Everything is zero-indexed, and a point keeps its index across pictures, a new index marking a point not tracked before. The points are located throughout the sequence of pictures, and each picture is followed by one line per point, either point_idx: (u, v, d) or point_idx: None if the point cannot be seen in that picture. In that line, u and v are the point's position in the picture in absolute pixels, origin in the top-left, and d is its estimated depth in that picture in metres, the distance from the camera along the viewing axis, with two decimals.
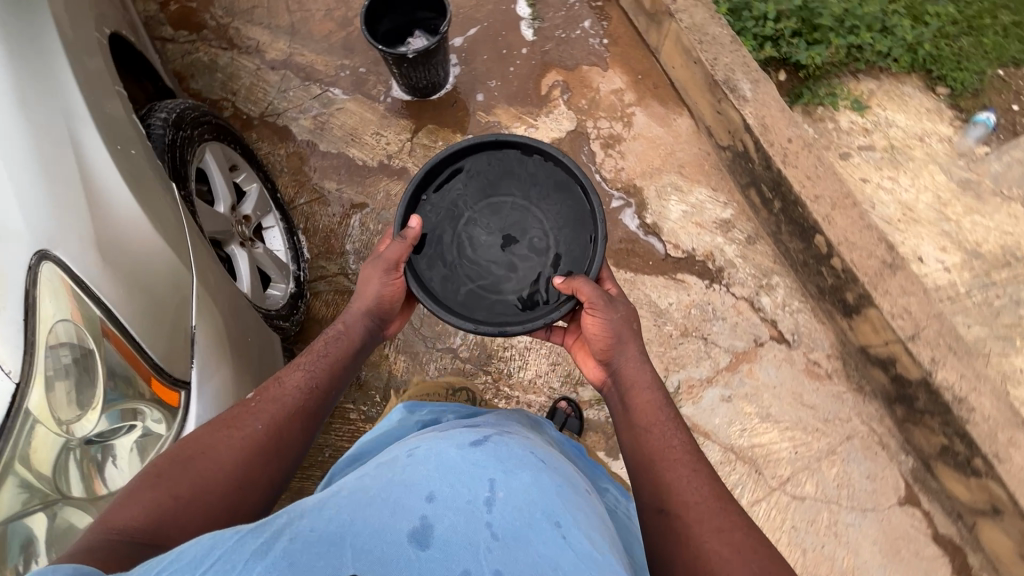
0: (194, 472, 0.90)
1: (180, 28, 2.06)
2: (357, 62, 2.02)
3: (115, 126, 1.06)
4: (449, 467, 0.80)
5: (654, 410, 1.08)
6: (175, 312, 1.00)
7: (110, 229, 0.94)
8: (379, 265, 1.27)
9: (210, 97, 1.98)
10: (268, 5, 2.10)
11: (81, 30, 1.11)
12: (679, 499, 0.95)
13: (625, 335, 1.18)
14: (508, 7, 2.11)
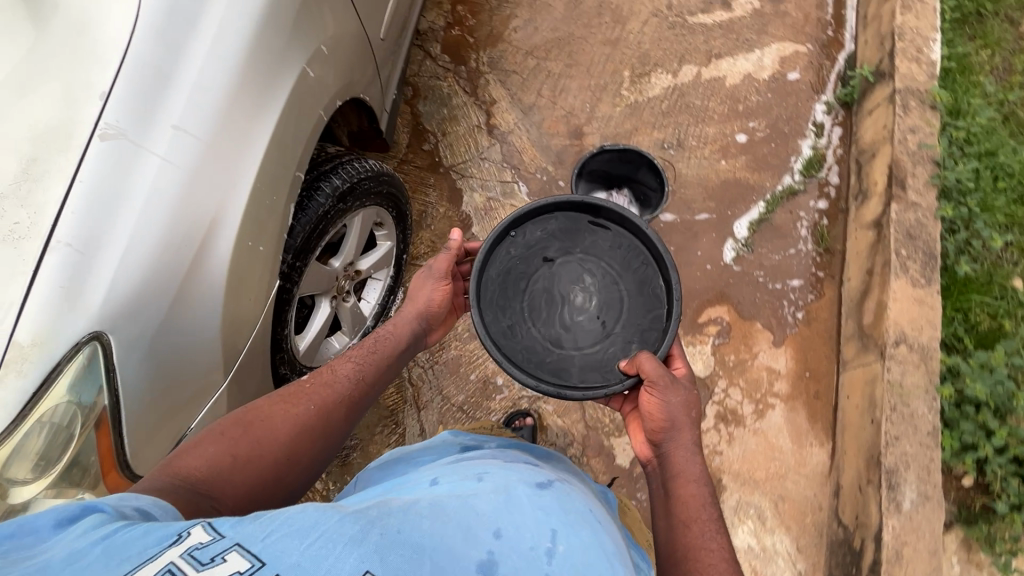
0: (253, 437, 0.84)
1: (446, 52, 2.16)
2: (558, 174, 1.98)
3: (279, 195, 0.94)
4: (515, 510, 0.73)
5: (698, 506, 0.95)
6: (180, 417, 0.85)
7: (182, 315, 0.82)
8: (424, 274, 1.19)
9: (424, 124, 2.05)
10: (526, 76, 2.12)
11: (324, 82, 1.02)
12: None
13: (676, 412, 1.04)
14: (728, 213, 1.92)
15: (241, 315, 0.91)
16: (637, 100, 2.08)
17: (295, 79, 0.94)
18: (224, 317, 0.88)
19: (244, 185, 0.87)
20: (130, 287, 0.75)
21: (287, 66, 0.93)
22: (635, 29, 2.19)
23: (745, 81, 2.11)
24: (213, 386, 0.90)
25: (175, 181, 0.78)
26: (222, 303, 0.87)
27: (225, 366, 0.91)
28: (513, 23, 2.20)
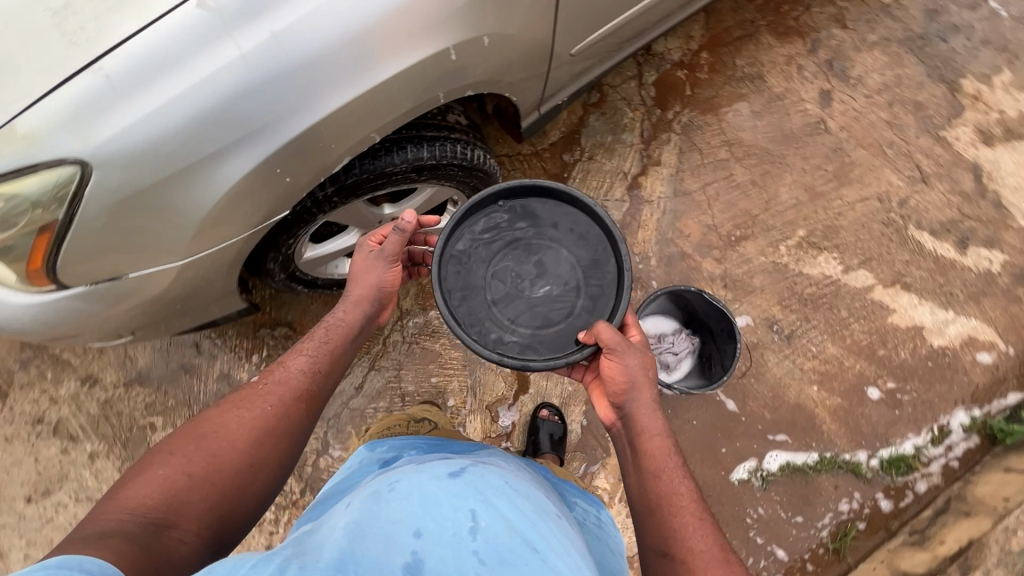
0: (207, 450, 0.83)
1: (655, 87, 1.98)
2: (655, 273, 1.80)
3: (337, 143, 0.93)
4: (434, 501, 0.73)
5: (662, 454, 0.92)
6: (117, 263, 0.87)
7: (171, 191, 0.82)
8: (374, 256, 1.09)
9: (582, 137, 1.91)
10: (705, 164, 1.91)
11: (459, 73, 0.99)
12: (691, 551, 0.82)
13: (635, 371, 0.98)
14: (775, 437, 1.66)
15: (233, 218, 0.91)
16: (786, 264, 1.81)
17: (426, 57, 0.91)
18: (213, 213, 0.88)
19: (304, 120, 0.85)
20: (139, 141, 0.77)
21: (426, 41, 0.90)
22: (845, 198, 1.89)
23: (911, 330, 1.77)
24: (165, 257, 0.90)
25: (237, 80, 0.79)
26: (218, 201, 0.87)
27: (188, 251, 0.91)
28: (737, 106, 1.98)
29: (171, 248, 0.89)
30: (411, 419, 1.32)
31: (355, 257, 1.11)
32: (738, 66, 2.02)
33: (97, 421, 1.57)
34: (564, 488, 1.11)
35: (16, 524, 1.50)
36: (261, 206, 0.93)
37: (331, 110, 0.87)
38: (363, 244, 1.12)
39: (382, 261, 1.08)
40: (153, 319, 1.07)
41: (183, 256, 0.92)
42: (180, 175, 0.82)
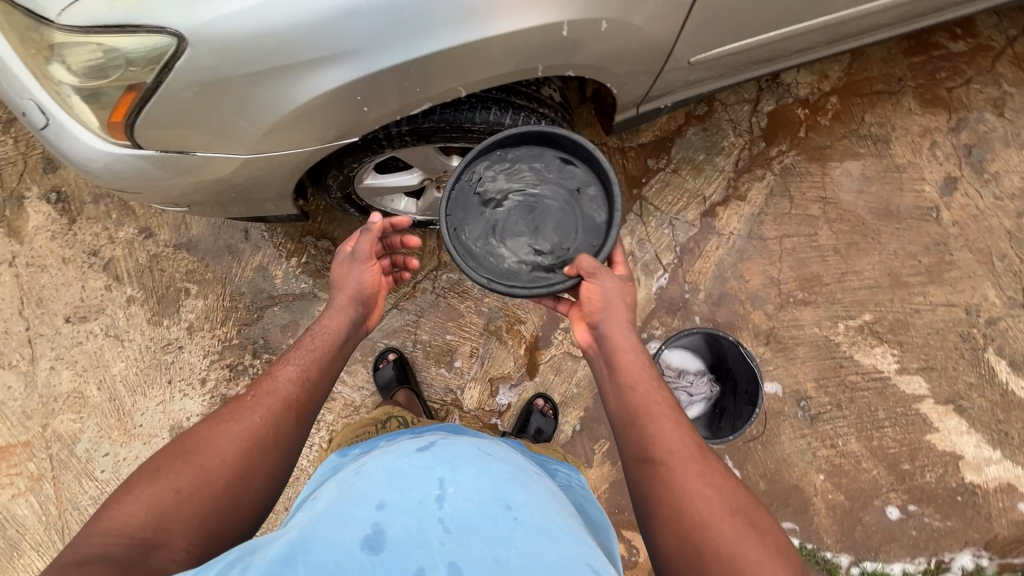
0: (195, 466, 0.79)
1: (768, 118, 1.85)
2: (699, 308, 1.72)
3: (426, 88, 0.91)
4: (401, 475, 0.74)
5: (638, 367, 0.95)
6: (188, 138, 0.91)
7: (252, 86, 0.84)
8: (349, 259, 1.14)
9: (673, 146, 1.83)
10: (791, 214, 1.79)
11: (567, 53, 0.96)
12: (668, 452, 0.84)
13: (611, 292, 1.04)
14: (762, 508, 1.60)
15: (305, 129, 0.92)
16: (838, 343, 1.70)
17: (539, 27, 0.88)
18: (288, 119, 0.89)
19: (401, 54, 0.84)
20: (240, 28, 0.78)
21: (543, 10, 0.87)
22: (929, 297, 1.74)
23: (947, 455, 1.63)
24: (231, 147, 0.94)
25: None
26: (296, 109, 0.88)
27: (252, 148, 0.94)
28: (849, 164, 1.83)
29: (237, 140, 0.92)
30: (379, 423, 1.16)
31: (335, 265, 1.16)
32: (866, 122, 1.86)
33: (143, 270, 1.68)
34: (542, 456, 1.06)
35: (51, 336, 1.64)
36: (330, 126, 0.93)
37: (425, 52, 0.85)
38: (339, 251, 1.18)
39: (355, 260, 1.13)
40: (212, 200, 1.12)
41: (247, 151, 0.94)
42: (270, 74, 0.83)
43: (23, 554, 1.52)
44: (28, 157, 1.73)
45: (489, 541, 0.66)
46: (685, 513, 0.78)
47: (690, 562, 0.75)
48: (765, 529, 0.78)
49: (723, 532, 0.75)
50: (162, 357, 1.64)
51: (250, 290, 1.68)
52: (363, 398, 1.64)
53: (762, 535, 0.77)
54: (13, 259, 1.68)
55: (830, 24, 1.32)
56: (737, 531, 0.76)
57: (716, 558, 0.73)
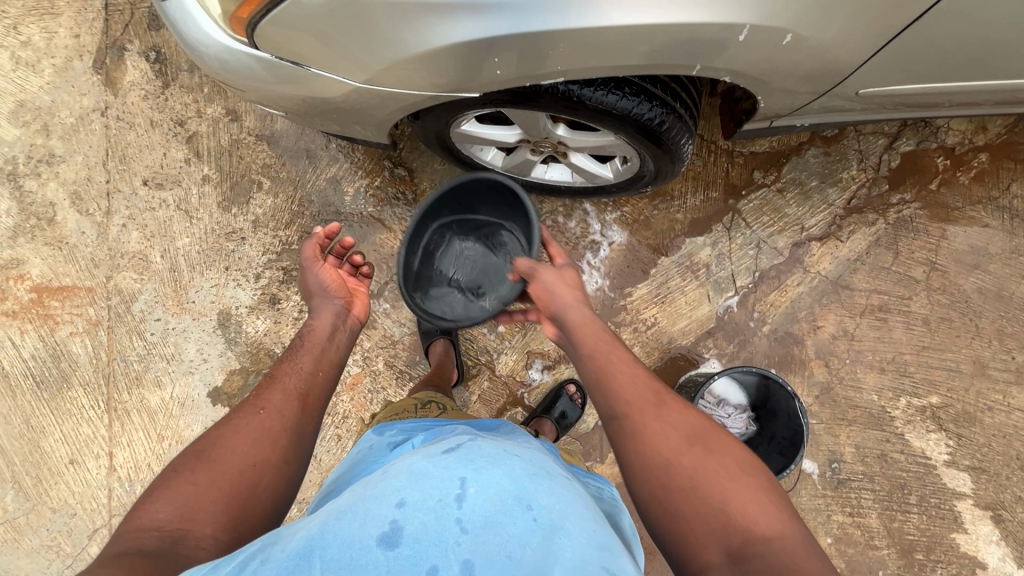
0: (210, 459, 0.86)
1: (902, 159, 1.66)
2: (760, 341, 1.64)
3: (560, 62, 0.88)
4: (423, 474, 0.72)
5: (597, 337, 1.04)
6: (310, 55, 0.89)
7: (395, 23, 0.82)
8: (312, 275, 1.22)
9: (787, 164, 1.67)
10: (891, 269, 1.65)
11: (711, 55, 0.90)
12: (629, 405, 0.93)
13: (551, 279, 1.10)
14: None
15: (427, 74, 0.91)
16: (893, 418, 1.61)
17: (690, 23, 0.83)
18: (413, 59, 0.87)
19: (552, 24, 0.82)
20: None
21: (699, 7, 0.81)
22: (1009, 398, 1.61)
23: (967, 558, 1.57)
24: (350, 75, 0.92)
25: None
26: (427, 53, 0.86)
27: (372, 81, 0.93)
28: (974, 234, 1.65)
29: (361, 71, 0.91)
30: (420, 404, 1.22)
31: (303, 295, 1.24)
32: (1010, 192, 1.65)
33: (222, 152, 1.69)
34: (575, 466, 1.03)
35: (127, 194, 1.69)
36: (456, 77, 0.91)
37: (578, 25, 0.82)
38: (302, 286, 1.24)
39: (306, 265, 1.22)
40: (312, 115, 1.09)
41: (366, 82, 0.93)
42: (409, 10, 0.81)
43: (71, 388, 1.65)
44: (136, 9, 1.71)
45: (507, 544, 0.66)
46: (650, 451, 0.88)
47: (661, 496, 0.84)
48: (723, 449, 0.87)
49: (683, 461, 0.86)
50: (224, 244, 1.67)
51: (319, 200, 1.67)
52: (401, 335, 1.66)
53: (718, 446, 0.88)
54: (106, 109, 1.70)
55: (1015, 87, 1.13)
56: (695, 461, 0.85)
57: (680, 485, 0.84)
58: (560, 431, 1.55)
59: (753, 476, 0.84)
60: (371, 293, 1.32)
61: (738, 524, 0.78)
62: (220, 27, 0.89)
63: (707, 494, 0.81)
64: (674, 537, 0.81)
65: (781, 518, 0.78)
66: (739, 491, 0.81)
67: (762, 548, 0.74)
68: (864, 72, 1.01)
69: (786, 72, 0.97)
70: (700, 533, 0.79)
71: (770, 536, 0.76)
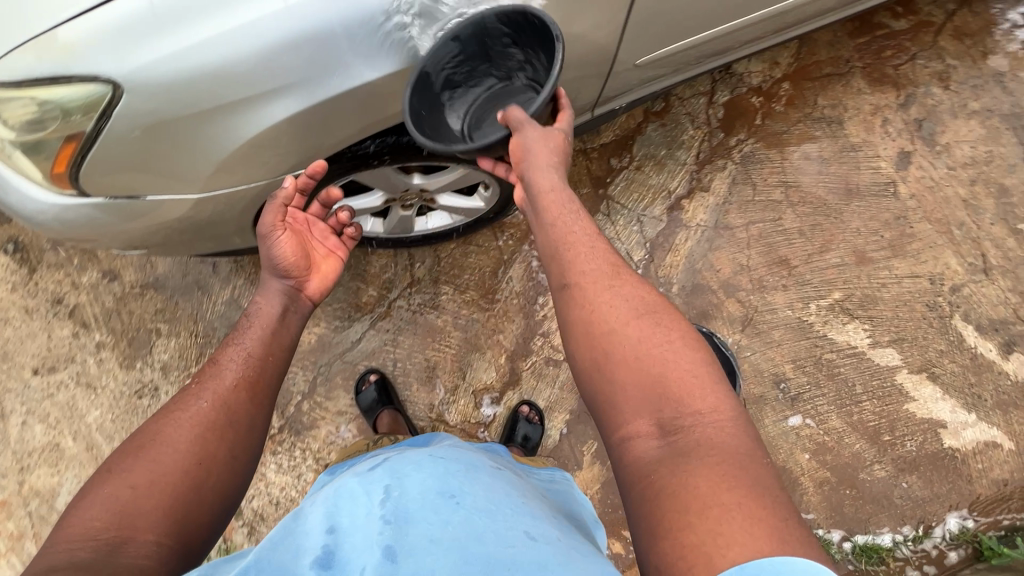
0: (150, 458, 0.81)
1: (725, 108, 1.89)
2: (674, 301, 1.75)
3: (370, 111, 0.96)
4: (348, 494, 0.75)
5: (561, 207, 0.97)
6: (134, 181, 0.92)
7: (199, 129, 0.87)
8: (269, 243, 1.05)
9: (636, 143, 1.85)
10: (755, 199, 1.83)
11: None
12: (582, 275, 0.89)
13: (535, 136, 0.99)
14: None
15: (252, 164, 0.96)
16: (812, 324, 1.74)
17: None
18: (238, 153, 0.92)
19: (341, 85, 0.89)
20: (167, 73, 0.81)
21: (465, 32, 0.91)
22: (895, 270, 1.78)
23: (925, 423, 1.68)
24: (182, 187, 0.96)
25: (280, 31, 0.82)
26: (241, 144, 0.91)
27: (203, 188, 0.97)
28: (806, 147, 1.87)
29: (188, 181, 0.95)
30: (371, 442, 1.36)
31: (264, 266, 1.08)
32: (819, 105, 1.91)
33: (110, 313, 1.65)
34: (521, 463, 1.10)
35: (20, 390, 1.60)
36: (280, 153, 0.96)
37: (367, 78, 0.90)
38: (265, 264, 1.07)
39: (264, 236, 1.04)
40: (169, 241, 1.13)
41: (198, 190, 0.97)
42: (206, 114, 0.86)
43: None
44: None
45: (432, 532, 0.68)
46: (599, 325, 0.84)
47: (603, 374, 0.82)
48: (673, 323, 0.83)
49: (628, 330, 0.82)
50: (138, 402, 1.61)
51: (223, 324, 1.66)
52: (345, 423, 1.63)
53: (667, 318, 0.84)
54: None
55: (776, 13, 1.37)
56: (641, 330, 0.82)
57: (624, 356, 0.80)
58: (529, 454, 1.57)
59: (699, 352, 0.81)
60: (342, 263, 1.20)
61: (675, 400, 0.75)
62: (46, 187, 0.92)
63: (651, 368, 0.78)
64: (612, 411, 0.80)
65: (722, 397, 0.76)
66: (680, 364, 0.78)
67: (695, 423, 0.73)
68: (628, 46, 1.16)
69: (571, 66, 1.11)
70: (630, 405, 0.78)
71: (704, 412, 0.74)
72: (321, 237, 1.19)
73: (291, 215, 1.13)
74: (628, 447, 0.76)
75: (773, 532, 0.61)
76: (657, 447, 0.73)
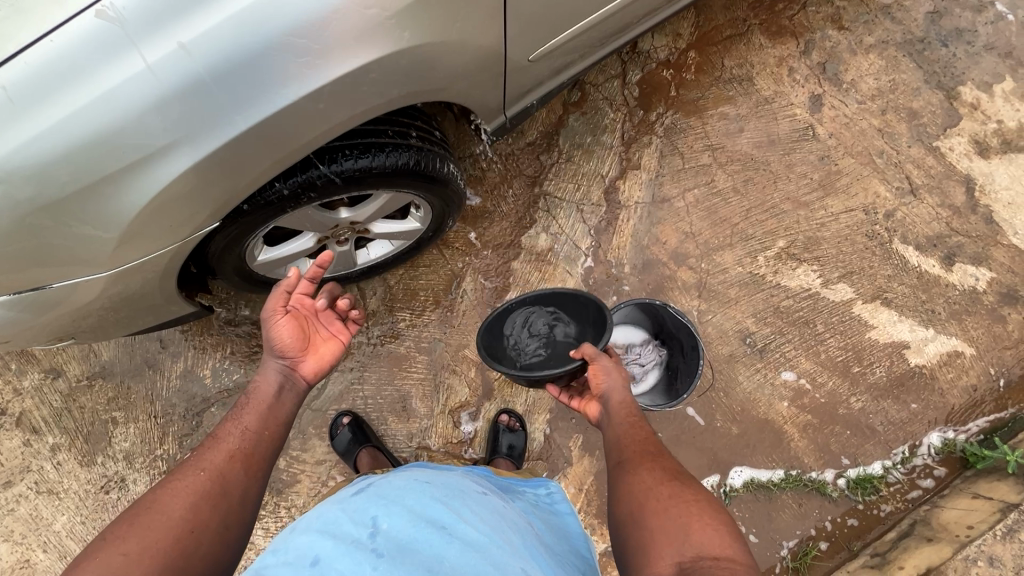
0: (142, 525, 0.80)
1: (640, 86, 1.93)
2: (629, 281, 1.77)
3: (275, 148, 0.93)
4: (334, 521, 0.74)
5: (626, 412, 1.08)
6: (35, 273, 0.91)
7: (95, 201, 0.85)
8: (266, 320, 1.07)
9: (561, 136, 1.87)
10: (686, 168, 1.87)
11: (398, 81, 0.99)
12: (630, 450, 0.99)
13: (610, 366, 1.17)
14: (743, 450, 1.66)
15: (163, 225, 0.93)
16: (764, 275, 1.78)
17: (357, 66, 0.91)
18: (138, 218, 0.89)
19: (234, 128, 0.87)
20: (48, 151, 0.79)
21: (352, 49, 0.89)
22: (830, 208, 1.84)
23: (889, 347, 1.73)
24: (95, 266, 0.94)
25: (147, 93, 0.80)
26: (145, 208, 0.89)
27: (115, 262, 0.94)
28: (723, 108, 1.93)
29: (99, 258, 0.92)
30: None
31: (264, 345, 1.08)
32: (727, 67, 1.97)
33: (60, 413, 1.58)
34: (510, 480, 1.10)
35: None
36: (190, 209, 0.94)
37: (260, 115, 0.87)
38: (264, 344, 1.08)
39: (265, 318, 1.07)
40: (96, 325, 1.11)
41: (111, 267, 0.95)
42: (98, 184, 0.84)
43: None
44: None
45: (426, 562, 0.67)
46: (633, 489, 0.91)
47: (636, 518, 0.87)
48: (700, 493, 0.88)
49: (659, 489, 0.89)
50: (106, 498, 1.54)
51: (182, 398, 1.61)
52: (327, 471, 1.59)
53: (695, 489, 0.89)
54: None
55: None
56: (673, 492, 0.88)
57: (655, 508, 0.86)
58: (516, 462, 1.55)
59: (721, 513, 0.84)
60: (342, 347, 1.15)
61: (695, 543, 0.78)
62: None
63: (676, 517, 0.83)
64: (640, 551, 0.82)
65: (736, 548, 0.78)
66: (701, 518, 0.82)
67: (711, 565, 0.74)
68: (517, 40, 1.15)
69: (468, 71, 1.11)
70: (659, 548, 0.80)
71: (722, 557, 0.75)
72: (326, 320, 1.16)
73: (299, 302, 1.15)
74: None
75: None
76: None
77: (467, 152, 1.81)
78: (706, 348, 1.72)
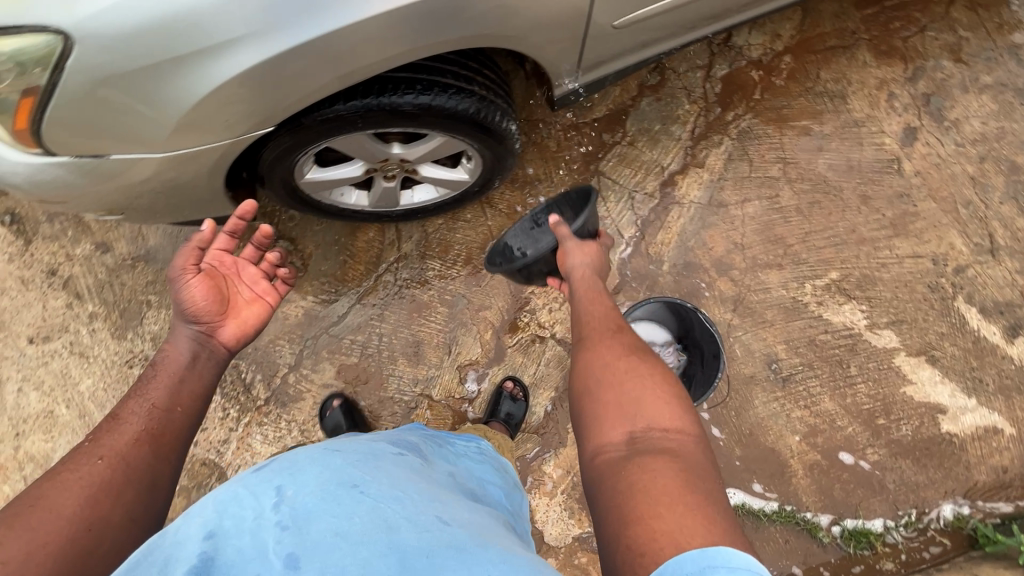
0: (26, 526, 0.72)
1: (724, 83, 1.83)
2: (664, 279, 1.72)
3: (341, 64, 0.94)
4: (232, 497, 0.70)
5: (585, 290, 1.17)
6: (96, 141, 0.94)
7: (156, 80, 0.87)
8: (174, 282, 1.06)
9: (628, 118, 1.80)
10: (751, 177, 1.77)
11: (481, 19, 0.97)
12: (592, 329, 1.04)
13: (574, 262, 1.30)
14: (740, 474, 1.61)
15: (217, 119, 0.95)
16: (806, 303, 1.69)
17: None
18: (197, 107, 0.92)
19: (305, 33, 0.87)
20: (122, 22, 0.81)
21: None
22: (896, 250, 1.72)
23: (923, 407, 1.64)
24: (148, 145, 0.97)
25: None
26: (203, 97, 0.91)
27: (168, 146, 0.98)
28: (807, 122, 1.81)
29: (154, 138, 0.95)
30: None
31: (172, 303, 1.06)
32: (821, 79, 1.84)
33: (103, 285, 1.68)
34: (443, 432, 1.14)
35: (15, 358, 1.64)
36: (247, 106, 0.95)
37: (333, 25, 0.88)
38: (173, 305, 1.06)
39: (175, 279, 1.06)
40: (143, 207, 1.16)
41: (162, 150, 0.98)
42: (165, 64, 0.86)
43: None
44: None
45: (333, 523, 0.66)
46: (591, 362, 0.95)
47: (591, 396, 0.90)
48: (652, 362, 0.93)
49: (618, 364, 0.92)
50: (127, 372, 1.64)
51: None
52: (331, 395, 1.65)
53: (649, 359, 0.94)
54: None
55: None
56: (628, 365, 0.92)
57: (611, 381, 0.90)
58: (511, 430, 1.56)
59: (671, 386, 0.88)
60: (267, 309, 1.15)
61: (646, 416, 0.82)
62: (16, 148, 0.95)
63: (630, 391, 0.86)
64: (593, 424, 0.86)
65: (683, 418, 0.83)
66: (653, 392, 0.86)
67: (660, 436, 0.79)
68: (603, 2, 1.10)
69: (544, 26, 1.07)
70: (607, 423, 0.84)
71: (672, 429, 0.80)
72: (250, 282, 1.16)
73: (217, 260, 1.14)
74: (600, 450, 0.82)
75: (721, 532, 0.64)
76: (622, 452, 0.79)
77: (530, 115, 1.77)
78: (728, 364, 1.66)
